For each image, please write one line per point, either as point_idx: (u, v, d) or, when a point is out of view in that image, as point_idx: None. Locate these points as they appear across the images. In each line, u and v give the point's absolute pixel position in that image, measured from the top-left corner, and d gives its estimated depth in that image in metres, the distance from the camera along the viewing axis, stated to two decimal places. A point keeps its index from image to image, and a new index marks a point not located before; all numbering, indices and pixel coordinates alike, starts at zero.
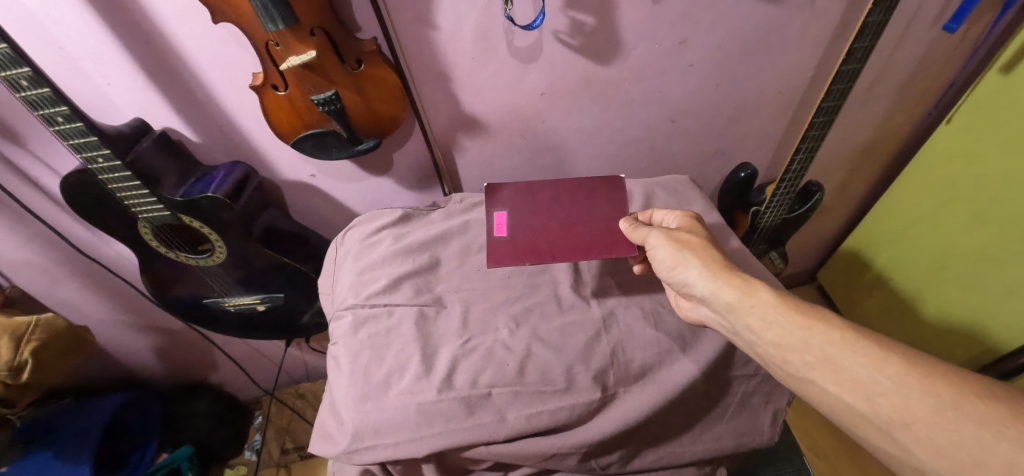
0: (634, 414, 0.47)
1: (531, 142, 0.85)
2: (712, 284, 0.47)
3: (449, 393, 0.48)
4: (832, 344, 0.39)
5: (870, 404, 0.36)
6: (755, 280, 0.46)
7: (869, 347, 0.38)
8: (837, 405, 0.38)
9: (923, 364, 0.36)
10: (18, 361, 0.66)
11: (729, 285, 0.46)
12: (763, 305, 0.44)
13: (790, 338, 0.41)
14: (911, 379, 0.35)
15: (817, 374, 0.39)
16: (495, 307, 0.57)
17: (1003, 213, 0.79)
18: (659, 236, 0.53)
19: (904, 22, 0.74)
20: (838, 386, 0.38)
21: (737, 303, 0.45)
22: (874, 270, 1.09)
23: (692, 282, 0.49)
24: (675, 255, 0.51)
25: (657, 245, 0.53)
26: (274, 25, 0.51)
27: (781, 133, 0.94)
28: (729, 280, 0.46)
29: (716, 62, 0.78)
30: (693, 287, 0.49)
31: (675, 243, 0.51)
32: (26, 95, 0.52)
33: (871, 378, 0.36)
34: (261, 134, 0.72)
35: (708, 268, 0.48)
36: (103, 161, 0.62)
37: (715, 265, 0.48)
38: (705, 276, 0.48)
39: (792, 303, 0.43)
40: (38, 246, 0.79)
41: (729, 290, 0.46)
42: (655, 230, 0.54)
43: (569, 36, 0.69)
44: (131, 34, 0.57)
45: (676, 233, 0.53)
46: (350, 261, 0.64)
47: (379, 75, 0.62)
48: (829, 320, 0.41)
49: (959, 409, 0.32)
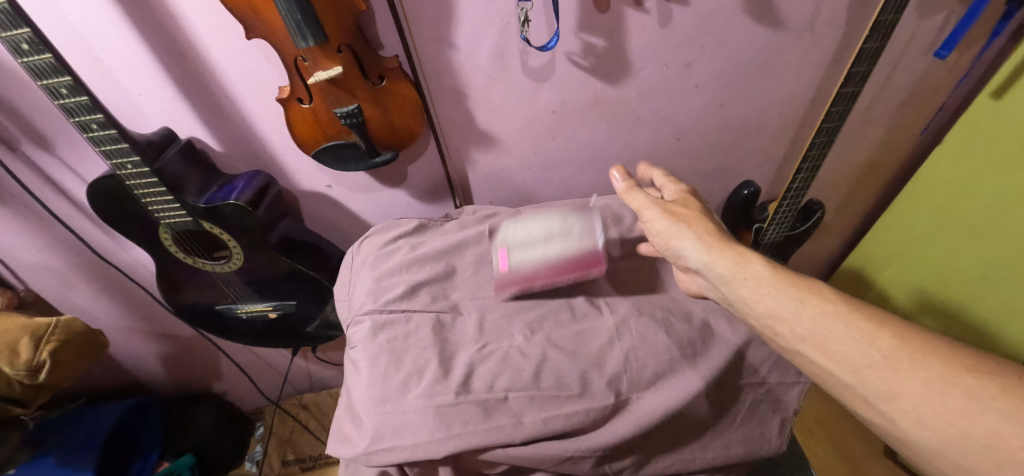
0: (646, 420, 0.48)
1: (541, 158, 0.88)
2: (706, 256, 0.48)
3: (466, 396, 0.50)
4: (822, 316, 0.40)
5: (858, 376, 0.37)
6: (747, 252, 0.47)
7: (860, 321, 0.39)
8: (827, 377, 0.40)
9: (914, 339, 0.37)
10: (36, 362, 0.67)
11: (722, 258, 0.47)
12: (755, 277, 0.45)
13: (782, 309, 0.42)
14: (900, 352, 0.36)
15: (808, 346, 0.40)
16: (511, 316, 0.59)
17: (999, 227, 0.81)
18: (655, 207, 0.54)
19: (900, 47, 0.78)
20: (827, 358, 0.39)
21: (731, 274, 0.46)
22: (875, 288, 1.11)
23: (687, 254, 0.50)
24: (670, 227, 0.52)
25: (652, 217, 0.54)
26: (305, 42, 0.54)
27: (783, 153, 0.96)
28: (723, 252, 0.47)
29: (720, 84, 0.81)
30: (689, 259, 0.50)
31: (671, 215, 0.52)
32: (64, 102, 0.55)
33: (861, 351, 0.37)
34: (282, 144, 0.75)
35: (702, 240, 0.49)
36: (131, 168, 0.64)
37: (709, 237, 0.49)
38: (699, 248, 0.49)
39: (783, 275, 0.44)
40: (57, 250, 0.81)
41: (722, 262, 0.47)
42: (651, 200, 0.55)
43: (581, 58, 0.72)
44: (166, 47, 0.60)
45: (671, 205, 0.54)
46: (368, 269, 0.65)
47: (398, 90, 0.65)
48: (820, 292, 0.42)
49: (949, 383, 0.34)
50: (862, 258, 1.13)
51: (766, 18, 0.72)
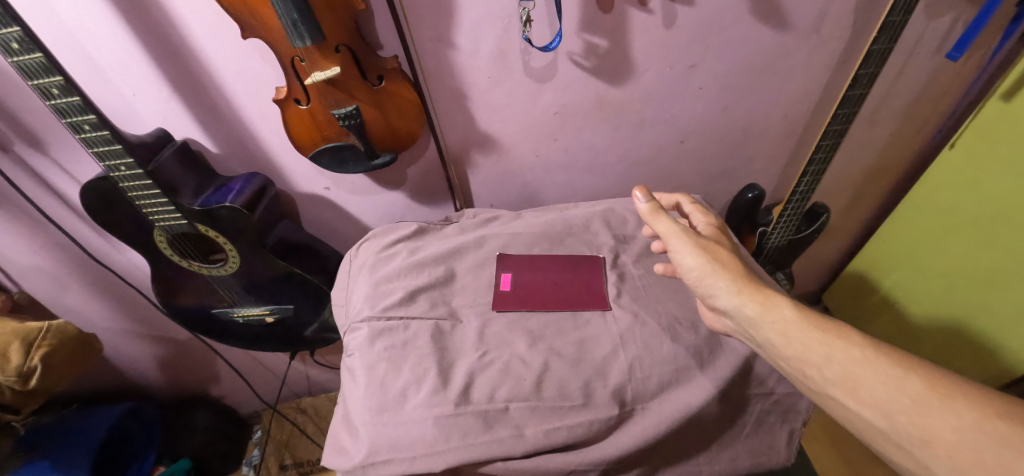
0: (652, 432, 0.47)
1: (542, 161, 0.86)
2: (737, 299, 0.47)
3: (466, 407, 0.48)
4: (851, 360, 0.39)
5: (889, 421, 0.36)
6: (777, 295, 0.46)
7: (888, 365, 0.38)
8: (859, 422, 0.39)
9: (943, 382, 0.35)
10: (26, 367, 0.66)
11: (752, 300, 0.46)
12: (784, 322, 0.44)
13: (811, 353, 0.41)
14: (930, 397, 0.35)
15: (837, 390, 0.39)
16: (511, 323, 0.57)
17: (1005, 237, 0.80)
18: (688, 243, 0.52)
19: (908, 48, 0.77)
20: (857, 402, 0.38)
21: (761, 319, 0.45)
22: (881, 292, 1.10)
23: (718, 295, 0.49)
24: (703, 266, 0.50)
25: (683, 252, 0.52)
26: (301, 42, 0.52)
27: (787, 155, 0.95)
28: (753, 296, 0.46)
29: (725, 86, 0.80)
30: (718, 300, 0.49)
31: (704, 255, 0.50)
32: (55, 102, 0.54)
33: (890, 396, 0.37)
34: (280, 145, 0.74)
35: (735, 284, 0.47)
36: (125, 169, 0.62)
37: (741, 279, 0.48)
38: (731, 291, 0.47)
39: (812, 318, 0.43)
40: (52, 252, 0.79)
41: (753, 305, 0.46)
42: (683, 234, 0.52)
43: (584, 58, 0.71)
44: (160, 47, 0.59)
45: (705, 242, 0.52)
46: (365, 274, 0.64)
47: (397, 91, 0.63)
48: (849, 337, 0.41)
49: (977, 426, 0.32)
50: (868, 262, 1.12)
51: (772, 18, 0.71)
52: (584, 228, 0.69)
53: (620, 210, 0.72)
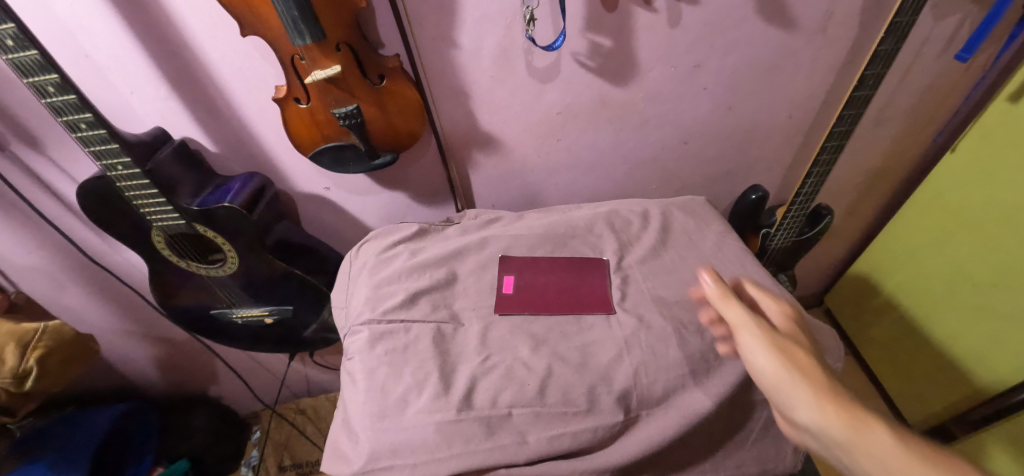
0: (657, 439, 0.47)
1: (544, 161, 0.85)
2: (819, 418, 0.37)
3: (468, 412, 0.48)
4: None
5: None
6: (877, 421, 0.35)
7: None
8: None
9: None
10: (22, 369, 0.65)
11: (841, 423, 0.36)
12: (883, 456, 0.33)
13: None
14: None
15: None
16: (514, 326, 0.57)
17: (1005, 243, 0.80)
18: (760, 339, 0.42)
19: (914, 49, 0.76)
20: None
21: (851, 446, 0.35)
22: (884, 295, 1.09)
23: (794, 408, 0.39)
24: (778, 371, 0.40)
25: (754, 349, 0.42)
26: (302, 40, 0.51)
27: (792, 156, 0.94)
28: (844, 418, 0.36)
29: (730, 86, 0.79)
30: (795, 414, 0.39)
31: (781, 358, 0.41)
32: (51, 101, 0.52)
33: None
34: (279, 145, 0.73)
35: (818, 398, 0.38)
36: (122, 169, 0.61)
37: (827, 394, 0.38)
38: (812, 407, 0.37)
39: (924, 456, 0.33)
40: (48, 252, 0.78)
41: (841, 429, 0.36)
42: (755, 328, 0.43)
43: (587, 58, 0.70)
44: (158, 44, 0.58)
45: (782, 341, 0.42)
46: (366, 275, 0.63)
47: (399, 90, 0.63)
48: None
49: None
50: (871, 264, 1.11)
51: (778, 17, 0.70)
52: (587, 230, 0.68)
53: (624, 212, 0.71)
